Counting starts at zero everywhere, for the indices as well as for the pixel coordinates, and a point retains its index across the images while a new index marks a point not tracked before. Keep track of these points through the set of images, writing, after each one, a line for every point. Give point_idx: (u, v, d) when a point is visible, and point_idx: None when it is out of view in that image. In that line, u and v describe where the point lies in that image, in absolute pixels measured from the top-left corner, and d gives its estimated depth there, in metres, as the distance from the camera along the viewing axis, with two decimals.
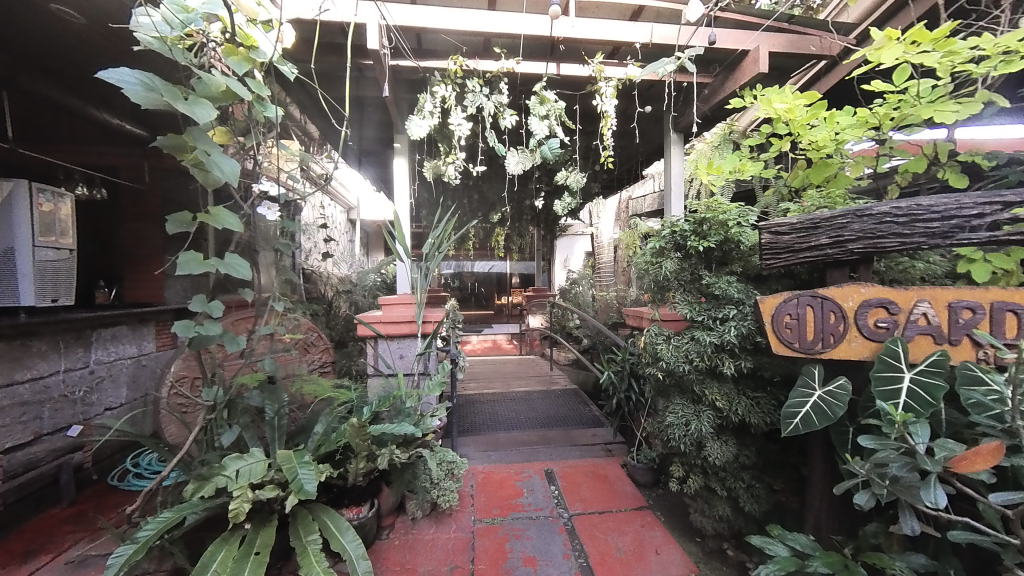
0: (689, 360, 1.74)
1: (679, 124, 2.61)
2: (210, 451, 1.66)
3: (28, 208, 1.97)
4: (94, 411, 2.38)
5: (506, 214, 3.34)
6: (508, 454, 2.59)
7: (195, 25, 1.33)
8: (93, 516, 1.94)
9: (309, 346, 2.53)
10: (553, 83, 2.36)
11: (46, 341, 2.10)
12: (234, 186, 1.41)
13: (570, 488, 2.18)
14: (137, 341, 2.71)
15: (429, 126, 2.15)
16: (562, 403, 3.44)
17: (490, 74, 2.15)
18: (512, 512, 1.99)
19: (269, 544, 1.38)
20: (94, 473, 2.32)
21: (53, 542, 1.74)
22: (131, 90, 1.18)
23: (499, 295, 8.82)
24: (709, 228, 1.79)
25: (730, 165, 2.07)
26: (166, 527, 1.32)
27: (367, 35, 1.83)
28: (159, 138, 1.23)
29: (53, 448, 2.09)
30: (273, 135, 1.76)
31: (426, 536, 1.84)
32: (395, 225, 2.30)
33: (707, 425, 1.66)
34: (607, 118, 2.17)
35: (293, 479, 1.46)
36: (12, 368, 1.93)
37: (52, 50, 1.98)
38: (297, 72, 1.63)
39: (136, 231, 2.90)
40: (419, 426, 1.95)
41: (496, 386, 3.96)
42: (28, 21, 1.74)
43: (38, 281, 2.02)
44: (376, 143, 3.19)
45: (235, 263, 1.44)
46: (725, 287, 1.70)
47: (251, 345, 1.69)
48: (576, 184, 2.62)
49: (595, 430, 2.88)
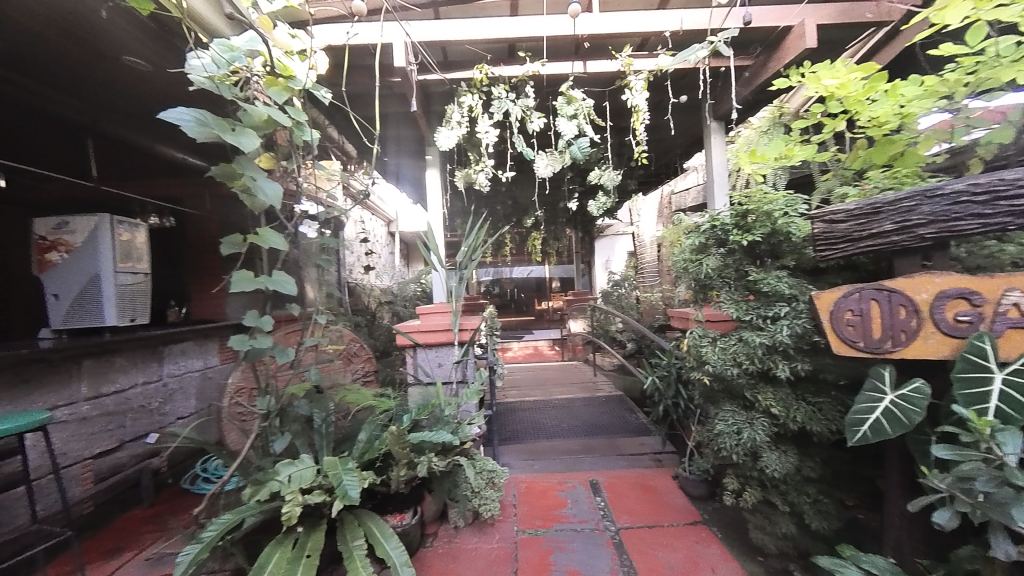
0: (738, 364, 1.61)
1: (718, 112, 2.47)
2: (265, 457, 1.76)
3: (110, 238, 2.21)
4: (168, 420, 2.60)
5: (540, 217, 3.31)
6: (550, 463, 2.54)
7: (238, 62, 1.45)
8: (167, 518, 2.11)
9: (352, 356, 2.63)
10: (581, 82, 2.31)
11: (126, 357, 2.32)
12: (277, 208, 1.51)
13: (615, 500, 2.10)
14: (203, 355, 2.94)
15: (457, 136, 2.20)
16: (606, 410, 3.34)
17: (515, 79, 2.14)
18: (555, 524, 1.94)
19: (319, 548, 1.44)
20: (170, 477, 2.55)
21: (135, 540, 1.92)
22: (187, 127, 1.31)
23: (540, 300, 8.63)
24: (754, 220, 1.66)
25: (775, 151, 1.91)
26: (227, 529, 1.40)
27: (394, 54, 1.88)
28: (211, 168, 1.36)
29: (134, 454, 2.33)
30: (311, 157, 1.86)
31: (469, 546, 1.83)
32: (429, 235, 2.34)
33: (763, 434, 1.53)
34: (639, 112, 2.08)
35: (337, 485, 1.49)
36: (100, 381, 2.17)
37: (119, 97, 2.22)
38: (332, 96, 1.69)
39: (199, 253, 3.10)
40: (457, 434, 1.94)
41: (537, 394, 3.92)
42: (102, 69, 1.93)
43: (119, 303, 2.26)
44: (409, 157, 3.29)
45: (281, 280, 1.52)
46: (775, 283, 1.57)
47: (299, 356, 1.79)
48: (610, 184, 2.53)
49: (642, 439, 2.77)
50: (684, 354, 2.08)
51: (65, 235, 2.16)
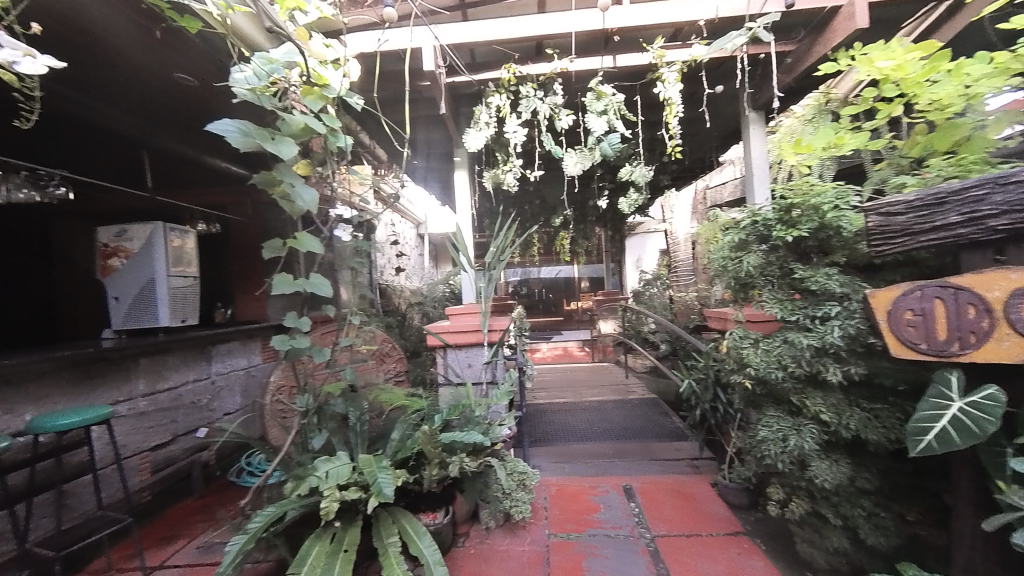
0: (783, 367, 1.52)
1: (756, 102, 2.35)
2: (304, 453, 1.82)
3: (163, 245, 2.36)
4: (216, 416, 2.75)
5: (568, 216, 3.28)
6: (582, 467, 2.51)
7: (277, 74, 1.51)
8: (216, 508, 2.23)
9: (385, 356, 2.69)
10: (610, 77, 2.26)
11: (178, 356, 2.47)
12: (314, 213, 1.57)
13: (651, 506, 2.04)
14: (247, 354, 3.09)
15: (485, 137, 2.20)
16: (639, 414, 3.26)
17: (544, 76, 2.12)
18: (588, 529, 1.90)
19: (356, 543, 1.47)
20: (218, 470, 2.69)
21: (187, 529, 2.03)
22: (232, 138, 1.37)
23: (568, 301, 8.60)
24: (800, 215, 1.56)
25: (823, 140, 1.80)
26: (271, 521, 1.45)
27: (423, 58, 1.91)
28: (253, 176, 1.43)
29: (186, 447, 2.48)
30: (345, 163, 1.91)
31: (501, 547, 1.82)
32: (459, 236, 2.36)
33: (812, 442, 1.43)
34: (672, 105, 2.01)
35: (373, 482, 1.52)
36: (155, 379, 2.32)
37: (173, 112, 2.37)
38: (364, 102, 1.71)
39: (241, 259, 3.24)
40: (488, 434, 1.94)
41: (568, 396, 3.88)
42: (155, 87, 2.07)
43: (172, 305, 2.41)
44: (438, 160, 3.33)
45: (319, 282, 1.57)
46: (824, 281, 1.48)
47: (335, 356, 1.85)
48: (642, 180, 2.46)
49: (677, 444, 2.69)
50: (723, 357, 2.01)
51: (125, 242, 2.33)
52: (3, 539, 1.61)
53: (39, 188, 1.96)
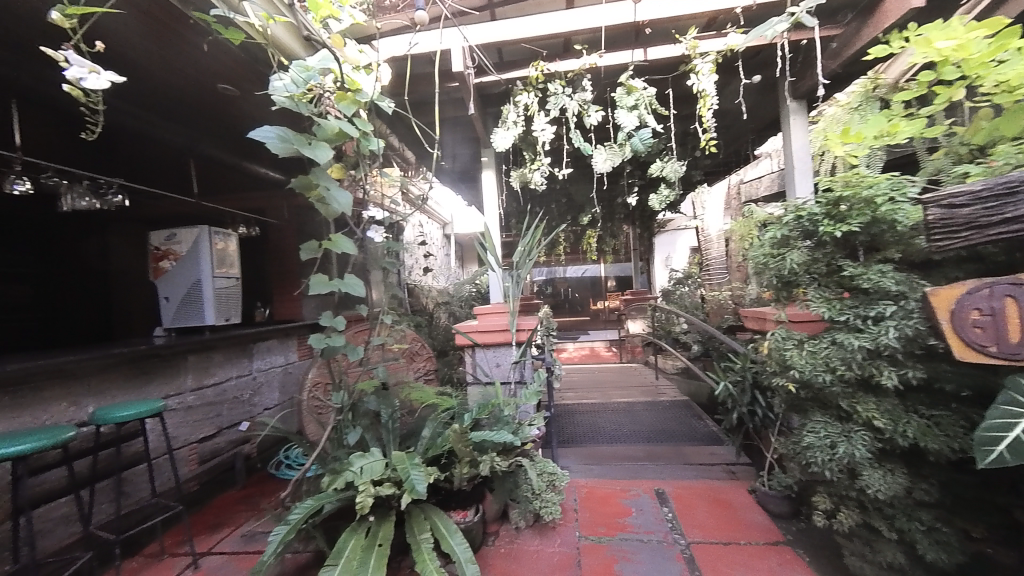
0: (831, 370, 1.44)
1: (798, 91, 2.24)
2: (340, 449, 1.87)
3: (208, 247, 2.48)
4: (256, 410, 2.88)
5: (596, 214, 3.23)
6: (611, 469, 2.46)
7: (313, 81, 1.55)
8: (258, 499, 2.33)
9: (415, 355, 2.74)
10: (641, 71, 2.21)
11: (222, 353, 2.60)
12: (348, 215, 1.61)
13: (685, 512, 1.98)
14: (285, 352, 3.21)
15: (513, 136, 2.20)
16: (671, 416, 3.17)
17: (572, 73, 2.09)
18: (619, 533, 1.86)
19: (390, 538, 1.50)
20: (259, 462, 2.82)
21: (231, 518, 2.14)
22: (272, 144, 1.43)
23: (595, 300, 8.51)
24: (849, 209, 1.49)
25: (874, 129, 1.68)
26: (309, 513, 1.49)
27: (453, 59, 1.92)
28: (291, 180, 1.48)
29: (230, 440, 2.60)
30: (377, 165, 1.95)
31: (531, 548, 1.81)
32: (486, 236, 2.38)
33: (864, 450, 1.35)
34: (706, 97, 1.94)
35: (406, 479, 1.54)
36: (203, 374, 2.45)
37: (217, 121, 2.49)
38: (395, 105, 1.74)
39: (278, 261, 3.36)
40: (518, 434, 1.94)
41: (596, 396, 3.82)
42: (200, 97, 2.18)
43: (217, 305, 2.54)
44: (465, 160, 3.35)
45: (352, 282, 1.61)
46: (877, 279, 1.39)
47: (367, 354, 1.89)
48: (674, 176, 2.40)
49: (712, 449, 2.60)
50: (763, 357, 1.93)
51: (174, 245, 2.48)
52: (71, 521, 1.74)
53: (99, 196, 2.10)
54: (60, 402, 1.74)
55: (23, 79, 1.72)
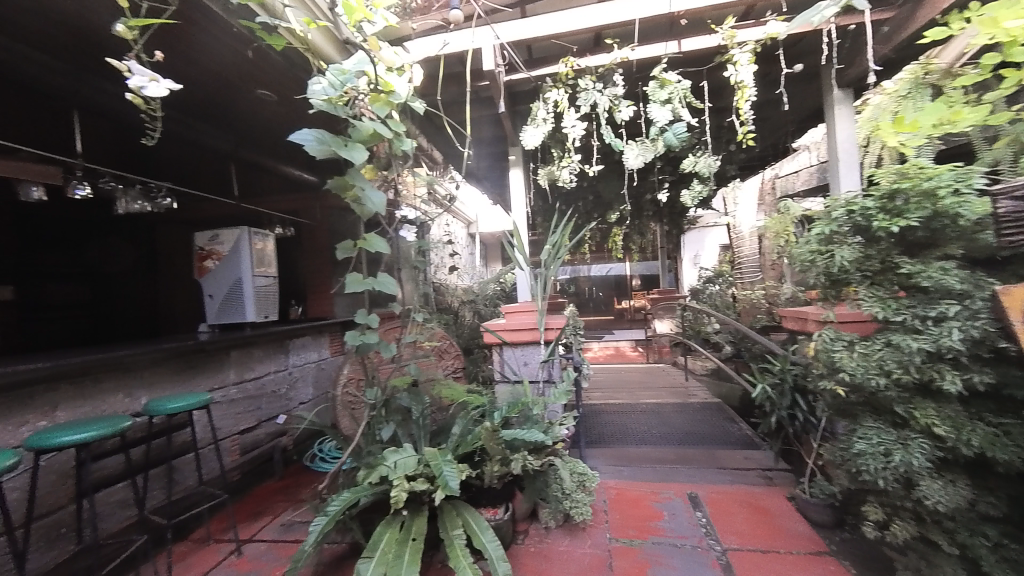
0: (885, 373, 1.36)
1: (844, 79, 2.13)
2: (373, 443, 1.91)
3: (248, 247, 2.58)
4: (292, 404, 2.98)
5: (625, 212, 3.17)
6: (641, 471, 2.42)
7: (349, 83, 1.58)
8: (295, 490, 2.42)
9: (443, 353, 2.77)
10: (675, 63, 2.14)
11: (262, 349, 2.70)
12: (382, 215, 1.64)
13: (720, 517, 1.92)
14: (318, 348, 3.32)
15: (543, 133, 2.19)
16: (702, 419, 3.09)
17: (603, 68, 2.05)
18: (651, 536, 1.82)
19: (423, 533, 1.52)
20: (295, 454, 2.92)
21: (270, 507, 2.22)
22: (310, 146, 1.48)
23: (619, 299, 8.39)
24: (905, 203, 1.40)
25: (932, 117, 1.54)
26: (347, 505, 1.53)
27: (484, 58, 1.93)
28: (328, 181, 1.52)
29: (269, 432, 2.71)
30: (408, 165, 1.97)
31: (561, 548, 1.80)
32: (515, 234, 2.39)
33: (922, 458, 1.27)
34: (744, 88, 1.86)
35: (439, 475, 1.56)
36: (244, 369, 2.56)
37: (256, 124, 2.58)
38: (426, 105, 1.76)
39: (311, 261, 3.46)
40: (548, 433, 1.93)
41: (623, 397, 3.77)
42: (240, 102, 2.27)
43: (256, 302, 2.64)
44: (492, 159, 3.35)
45: (385, 280, 1.64)
46: (939, 276, 1.30)
47: (400, 351, 1.93)
48: (707, 171, 2.33)
49: (747, 453, 2.51)
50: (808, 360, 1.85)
51: (216, 245, 2.60)
52: (128, 505, 1.85)
53: (150, 199, 2.22)
54: (117, 393, 1.86)
55: (85, 91, 1.83)
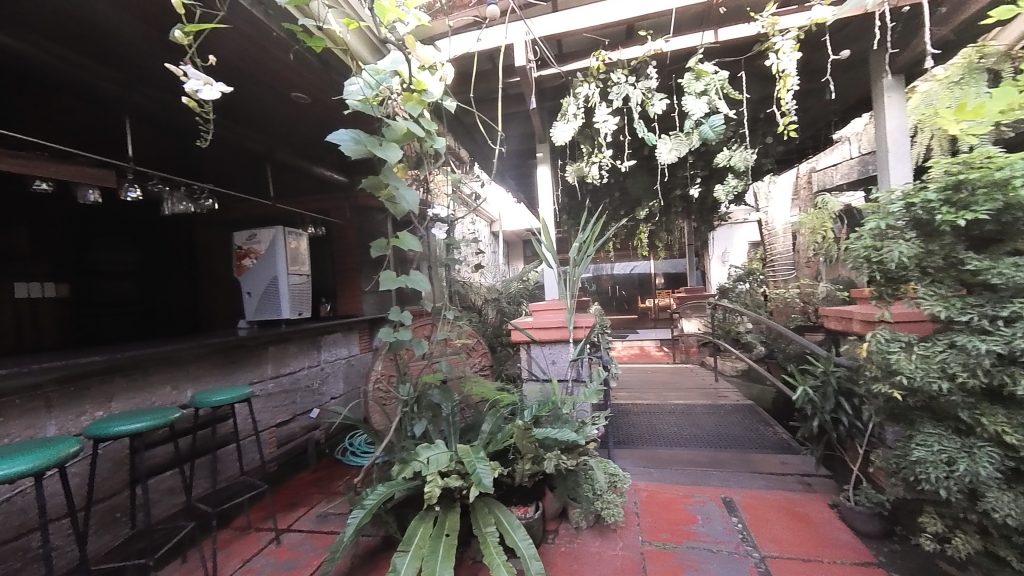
0: (949, 376, 1.29)
1: (896, 64, 2.00)
2: (406, 439, 1.94)
3: (283, 246, 2.66)
4: (325, 399, 3.06)
5: (654, 208, 3.11)
6: (673, 474, 2.36)
7: (384, 83, 1.59)
8: (327, 483, 2.48)
9: (471, 351, 2.78)
10: (711, 53, 2.07)
11: (296, 345, 2.78)
12: (415, 213, 1.65)
13: (757, 523, 1.85)
14: (348, 345, 3.39)
15: (573, 129, 2.17)
16: (735, 421, 3.00)
17: (636, 61, 2.01)
18: (685, 540, 1.78)
19: (456, 529, 1.52)
20: (327, 447, 3.00)
21: (305, 498, 2.28)
22: (346, 146, 1.50)
23: (643, 298, 8.24)
24: (972, 195, 1.33)
25: (1000, 103, 1.36)
26: (382, 500, 1.56)
27: (515, 54, 1.92)
28: (363, 180, 1.54)
29: (303, 425, 2.79)
30: (439, 163, 1.98)
31: (592, 549, 1.78)
32: (544, 231, 2.38)
33: (991, 469, 1.19)
34: (787, 77, 1.78)
35: (472, 472, 1.56)
36: (280, 364, 2.64)
37: (294, 126, 2.66)
38: (458, 102, 1.74)
39: (340, 260, 3.53)
40: (579, 433, 1.91)
41: (650, 397, 3.70)
42: (280, 105, 2.34)
43: (290, 300, 2.71)
44: (518, 157, 3.34)
45: (417, 278, 1.65)
46: (1012, 274, 1.22)
47: (431, 349, 1.95)
48: (743, 165, 2.25)
49: (784, 458, 2.42)
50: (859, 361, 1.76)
51: (254, 244, 2.69)
52: (175, 493, 1.94)
53: (193, 201, 2.32)
54: (165, 385, 1.95)
55: (135, 99, 1.89)
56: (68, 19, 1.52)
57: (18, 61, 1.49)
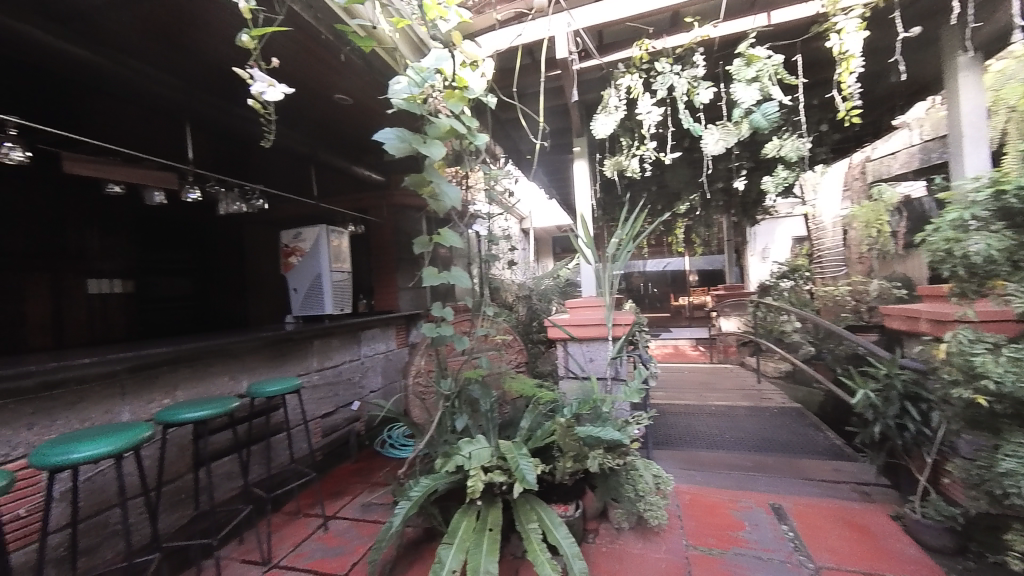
0: None
1: (977, 38, 1.84)
2: (447, 433, 1.97)
3: (326, 244, 2.75)
4: (364, 392, 3.15)
5: (694, 202, 3.00)
6: (717, 477, 2.28)
7: (428, 80, 1.59)
8: (368, 473, 2.55)
9: (507, 347, 2.78)
10: (763, 37, 1.97)
11: (338, 339, 2.87)
12: (456, 210, 1.66)
13: (811, 532, 1.75)
14: (386, 340, 3.47)
15: (614, 121, 2.12)
16: (781, 425, 2.86)
17: (681, 49, 1.94)
18: (733, 547, 1.71)
19: (499, 524, 1.53)
20: (366, 439, 3.09)
21: (349, 487, 2.36)
22: (391, 144, 1.52)
23: (677, 296, 8.00)
24: None
25: None
26: (427, 492, 1.58)
27: (556, 46, 1.90)
28: (407, 178, 1.56)
29: (345, 417, 2.89)
30: (479, 160, 1.99)
31: (634, 551, 1.74)
32: (582, 227, 2.34)
33: None
34: (850, 59, 1.67)
35: (515, 468, 1.56)
36: (325, 357, 2.75)
37: (341, 126, 2.76)
38: (499, 99, 1.74)
39: (378, 257, 3.62)
40: (622, 432, 1.88)
41: (689, 398, 3.58)
42: (329, 109, 2.45)
43: (333, 295, 2.80)
44: (553, 152, 3.30)
45: (458, 273, 1.67)
46: None
47: (472, 344, 1.96)
48: (795, 155, 2.14)
49: (837, 465, 2.29)
50: (933, 364, 1.63)
51: (300, 243, 2.80)
52: (232, 478, 2.05)
53: (246, 201, 2.43)
54: (224, 376, 2.06)
55: (194, 105, 1.99)
56: (136, 32, 1.62)
57: (92, 74, 1.61)
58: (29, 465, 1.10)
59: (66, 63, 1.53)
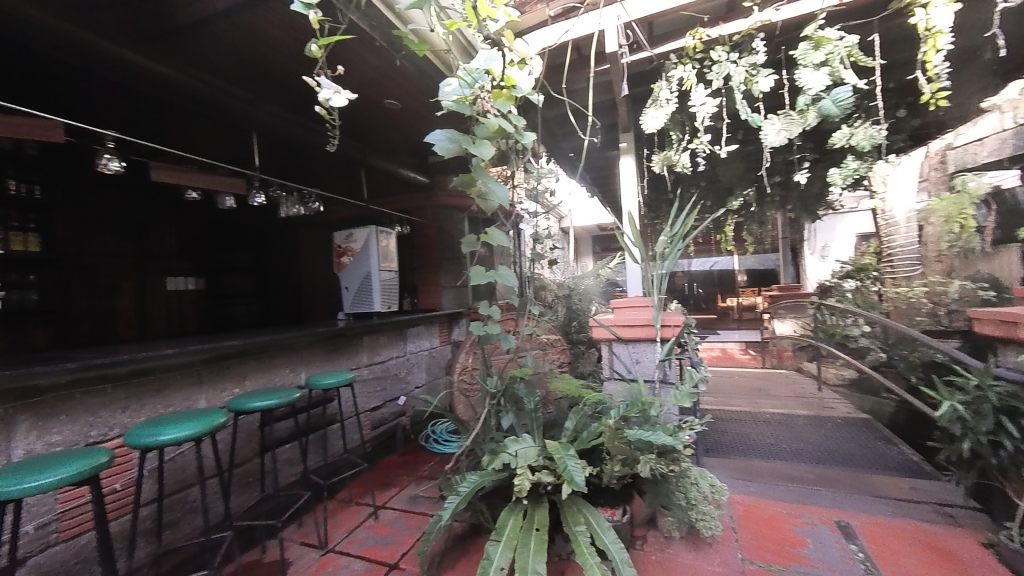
0: None
1: None
2: (492, 430, 1.99)
3: (375, 244, 2.86)
4: (410, 388, 3.25)
5: (749, 197, 2.83)
6: (774, 489, 2.15)
7: (477, 81, 1.61)
8: (414, 466, 2.63)
9: (550, 347, 2.76)
10: (833, 17, 1.82)
11: (386, 335, 2.98)
12: (504, 209, 1.67)
13: (886, 555, 1.60)
14: (430, 338, 3.56)
15: (665, 115, 2.04)
16: (847, 437, 2.64)
17: (739, 36, 1.84)
18: (795, 564, 1.60)
19: (546, 524, 1.52)
20: (411, 433, 3.18)
21: (396, 479, 2.45)
22: (441, 145, 1.55)
23: (724, 297, 7.61)
24: None
25: None
26: (475, 487, 1.60)
27: (607, 40, 1.88)
28: (456, 178, 1.58)
29: (392, 411, 2.99)
30: (525, 159, 1.99)
31: (685, 560, 1.67)
32: (629, 224, 2.28)
33: None
34: (937, 35, 1.51)
35: (563, 469, 1.54)
36: (373, 352, 2.86)
37: (390, 130, 2.86)
38: (546, 98, 1.72)
39: (422, 256, 3.71)
40: (672, 437, 1.81)
41: (741, 404, 3.39)
42: (380, 113, 2.54)
43: (382, 293, 2.91)
44: (596, 149, 3.24)
45: (505, 272, 1.67)
46: None
47: (518, 343, 1.97)
48: (867, 144, 1.98)
49: (914, 484, 2.08)
50: None
51: (351, 243, 2.93)
52: (292, 465, 2.18)
53: (303, 204, 2.56)
54: (285, 368, 2.19)
55: (260, 115, 2.11)
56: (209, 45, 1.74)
57: (174, 89, 1.74)
58: (125, 443, 1.22)
59: (153, 81, 1.66)
